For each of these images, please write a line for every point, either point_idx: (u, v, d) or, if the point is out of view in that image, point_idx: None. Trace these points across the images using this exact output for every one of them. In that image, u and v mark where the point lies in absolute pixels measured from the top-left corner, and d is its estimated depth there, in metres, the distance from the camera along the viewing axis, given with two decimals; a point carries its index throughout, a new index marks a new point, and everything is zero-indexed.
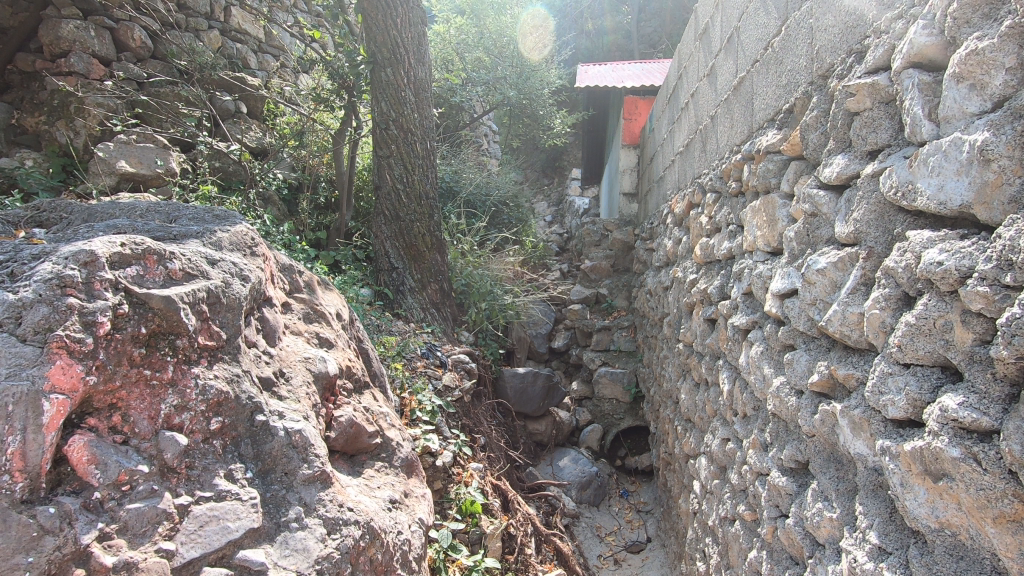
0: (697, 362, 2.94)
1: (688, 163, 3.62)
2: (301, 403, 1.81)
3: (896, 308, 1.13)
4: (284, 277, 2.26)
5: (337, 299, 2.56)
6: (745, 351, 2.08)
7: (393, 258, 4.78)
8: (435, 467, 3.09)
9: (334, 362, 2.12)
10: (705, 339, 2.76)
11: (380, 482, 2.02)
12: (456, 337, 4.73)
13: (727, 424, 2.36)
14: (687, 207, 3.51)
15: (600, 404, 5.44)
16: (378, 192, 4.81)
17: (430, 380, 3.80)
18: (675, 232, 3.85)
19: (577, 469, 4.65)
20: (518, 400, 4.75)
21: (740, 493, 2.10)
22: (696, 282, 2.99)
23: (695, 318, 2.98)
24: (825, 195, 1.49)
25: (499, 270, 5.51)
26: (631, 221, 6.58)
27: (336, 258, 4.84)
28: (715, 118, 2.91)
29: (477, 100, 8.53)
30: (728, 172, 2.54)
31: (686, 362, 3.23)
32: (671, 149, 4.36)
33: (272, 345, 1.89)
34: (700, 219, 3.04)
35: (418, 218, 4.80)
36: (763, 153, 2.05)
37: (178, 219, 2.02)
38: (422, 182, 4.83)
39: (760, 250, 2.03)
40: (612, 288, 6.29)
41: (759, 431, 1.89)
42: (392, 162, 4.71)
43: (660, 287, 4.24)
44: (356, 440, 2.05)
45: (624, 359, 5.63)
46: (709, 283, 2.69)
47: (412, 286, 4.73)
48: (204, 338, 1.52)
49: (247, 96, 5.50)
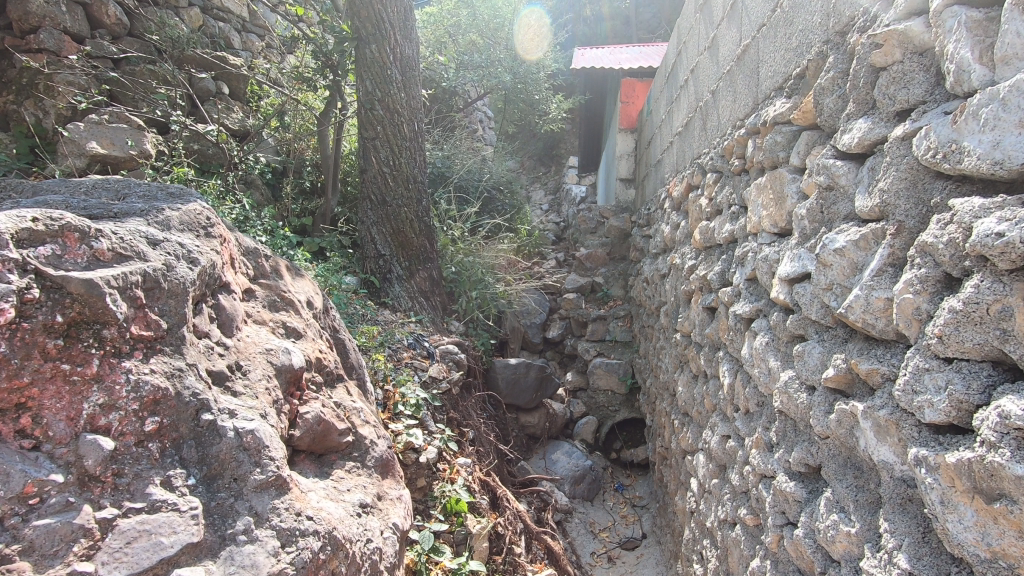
0: (695, 354, 2.77)
1: (686, 143, 3.43)
2: (258, 399, 1.65)
3: (934, 292, 0.96)
4: (248, 262, 2.08)
5: (310, 286, 2.38)
6: (748, 341, 1.91)
7: (380, 246, 4.58)
8: (419, 463, 2.93)
9: (301, 354, 1.96)
10: (705, 329, 2.59)
11: (350, 484, 1.86)
12: (445, 327, 4.58)
13: (726, 420, 2.20)
14: (685, 191, 3.33)
15: (595, 395, 5.29)
16: (363, 176, 4.60)
17: (416, 372, 3.64)
18: (672, 217, 3.67)
19: (570, 462, 4.57)
20: (510, 391, 4.59)
21: (741, 495, 1.95)
22: (694, 268, 2.82)
23: (694, 307, 2.81)
24: (844, 165, 1.31)
25: (491, 258, 5.32)
26: (628, 208, 6.37)
27: (320, 245, 4.64)
28: (716, 93, 2.72)
29: (470, 84, 8.31)
30: (731, 150, 2.36)
31: (683, 354, 3.07)
32: (669, 129, 4.16)
33: (229, 335, 1.73)
34: (699, 201, 2.86)
35: (405, 204, 4.60)
36: (770, 125, 1.86)
37: (127, 196, 1.83)
38: (409, 165, 4.63)
39: (765, 232, 1.85)
40: (608, 278, 6.10)
41: (763, 429, 1.72)
42: (377, 145, 4.49)
43: (657, 276, 4.06)
44: (325, 439, 1.90)
45: (619, 350, 5.47)
46: (709, 269, 2.51)
47: (399, 274, 4.55)
48: (139, 328, 1.34)
49: (228, 76, 5.28)
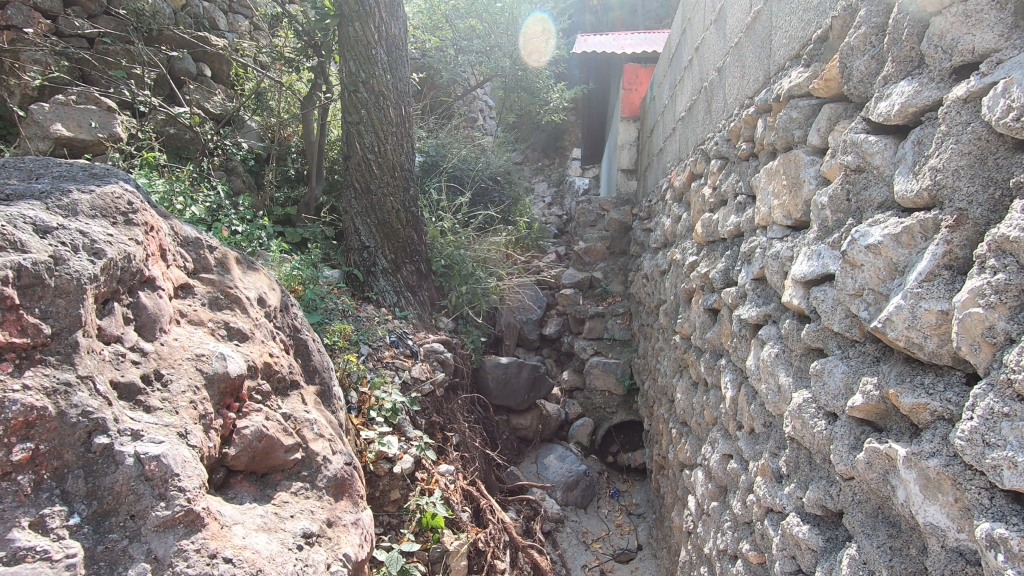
0: (695, 361, 2.52)
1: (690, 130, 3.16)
2: (179, 415, 1.41)
3: (1015, 307, 0.75)
4: (186, 253, 1.84)
5: (265, 281, 2.14)
6: (754, 351, 1.66)
7: (364, 236, 4.32)
8: (392, 474, 2.70)
9: (242, 359, 1.71)
10: (706, 333, 2.34)
11: (295, 510, 1.63)
12: (433, 324, 4.34)
13: (728, 438, 1.95)
14: (688, 181, 3.07)
15: (591, 396, 5.06)
16: (347, 163, 4.34)
17: (396, 373, 3.42)
18: (673, 210, 3.39)
19: (563, 467, 4.33)
20: (501, 392, 4.36)
21: (743, 526, 1.70)
22: (696, 265, 2.55)
23: (694, 308, 2.56)
24: (878, 140, 1.06)
25: (483, 250, 5.06)
26: (630, 200, 6.08)
27: (302, 236, 4.41)
28: (722, 70, 2.45)
29: (469, 71, 8.01)
30: (738, 133, 2.10)
31: (683, 358, 2.81)
32: (672, 115, 3.89)
33: (148, 339, 1.49)
34: (702, 191, 2.60)
35: (391, 192, 4.34)
36: (784, 100, 1.61)
37: (40, 176, 1.59)
38: (396, 152, 4.36)
39: (776, 225, 1.59)
40: (607, 273, 5.77)
41: (771, 455, 1.47)
42: (361, 129, 4.23)
43: (658, 272, 3.80)
44: (266, 458, 1.67)
45: (617, 349, 5.22)
46: (710, 266, 2.26)
47: (384, 268, 4.30)
48: (10, 334, 1.14)
49: (210, 58, 5.02)
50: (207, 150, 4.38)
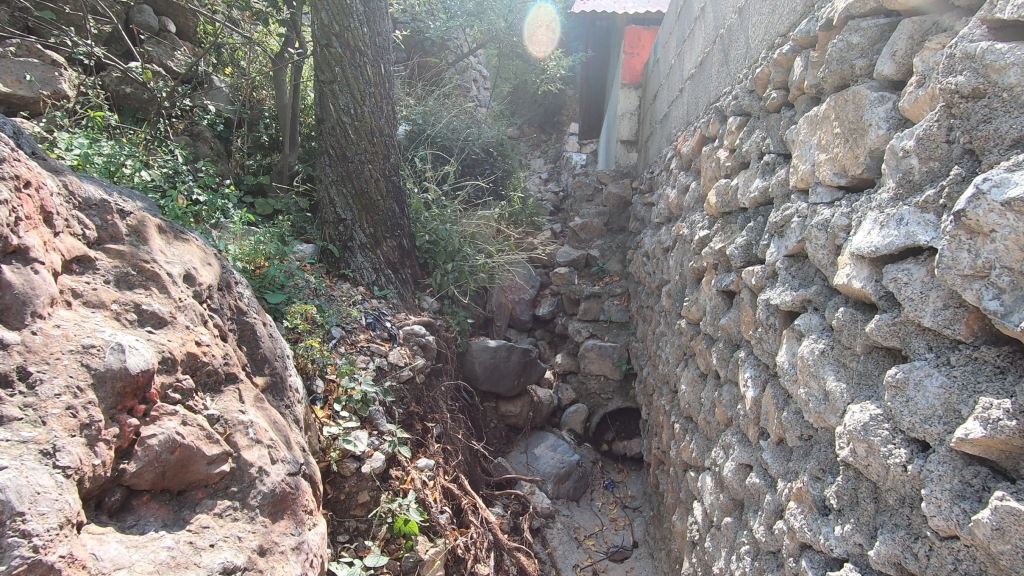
0: (705, 351, 2.20)
1: (701, 87, 2.79)
2: (43, 427, 1.09)
3: None
4: (84, 219, 1.49)
5: (197, 254, 1.79)
6: (786, 346, 1.35)
7: (339, 209, 3.94)
8: (360, 475, 2.41)
9: (151, 351, 1.38)
10: (719, 319, 2.02)
11: (216, 537, 1.31)
12: (417, 304, 4.01)
13: (747, 446, 1.65)
14: (698, 146, 2.71)
15: (585, 381, 4.76)
16: (320, 127, 3.94)
17: (372, 358, 3.13)
18: (679, 179, 3.03)
19: (555, 458, 4.08)
20: (488, 377, 4.06)
21: (766, 554, 1.41)
22: (707, 240, 2.21)
23: (705, 290, 2.24)
24: (1012, 49, 0.79)
25: (471, 225, 4.70)
26: (629, 173, 5.70)
27: (274, 208, 4.06)
28: (744, 9, 2.08)
29: (461, 35, 7.51)
30: (765, 80, 1.75)
31: (690, 347, 2.49)
32: (679, 75, 3.51)
33: (10, 326, 1.16)
34: (716, 154, 2.25)
35: (369, 160, 3.95)
36: (835, 26, 1.26)
37: None
38: (374, 115, 3.96)
39: (822, 186, 1.24)
40: (604, 250, 5.38)
41: (811, 479, 1.17)
42: (335, 89, 3.82)
43: (660, 250, 3.47)
44: (182, 472, 1.35)
45: (614, 332, 4.88)
46: (727, 242, 1.93)
47: (362, 243, 3.94)
48: None
49: (173, 11, 4.56)
50: (164, 109, 3.95)
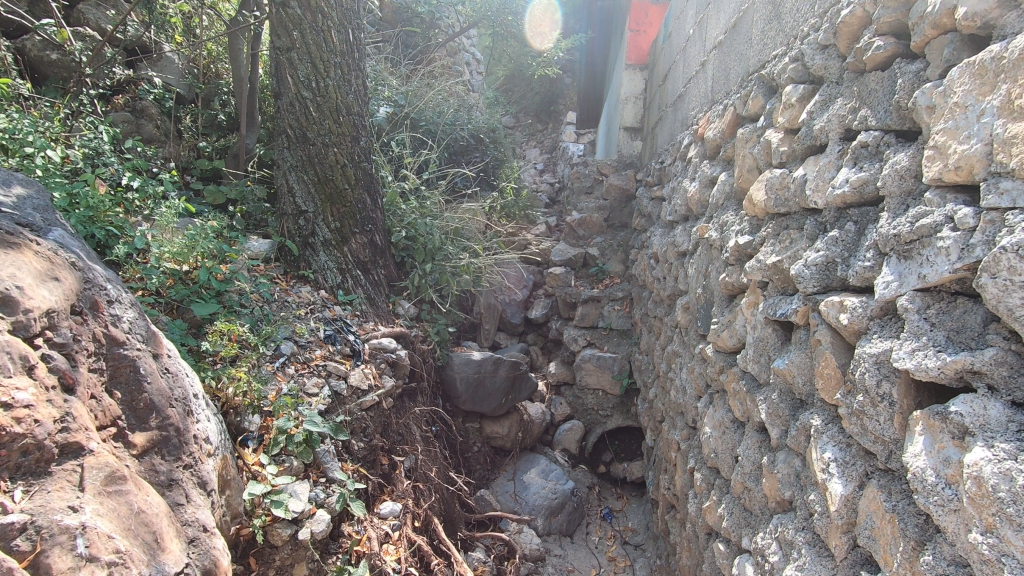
0: (743, 394, 1.69)
1: (735, 56, 2.25)
2: None
3: None
4: None
5: (34, 267, 1.27)
6: (917, 440, 0.87)
7: (300, 198, 3.37)
8: (296, 542, 1.89)
9: None
10: (770, 357, 1.51)
11: None
12: (390, 311, 3.48)
13: (823, 555, 1.14)
14: (729, 129, 2.18)
15: (582, 395, 4.23)
16: (277, 103, 3.35)
17: (328, 382, 2.59)
18: (701, 169, 2.50)
19: (547, 487, 3.58)
20: (472, 396, 3.54)
21: None
22: (750, 249, 1.69)
23: (744, 312, 1.73)
24: None
25: (455, 219, 4.14)
26: (633, 163, 5.16)
27: (227, 197, 3.51)
28: None
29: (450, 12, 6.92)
30: (850, 31, 1.27)
31: (720, 382, 1.97)
32: (700, 46, 2.95)
33: None
34: (764, 135, 1.72)
35: (335, 142, 3.38)
36: None
37: None
38: (340, 89, 3.38)
39: (1004, 177, 0.78)
40: (603, 248, 4.84)
41: None
42: (294, 58, 3.23)
43: (674, 254, 2.93)
44: None
45: (614, 341, 4.34)
46: (786, 255, 1.41)
47: (326, 239, 3.38)
48: None
49: None
50: (89, 78, 3.34)
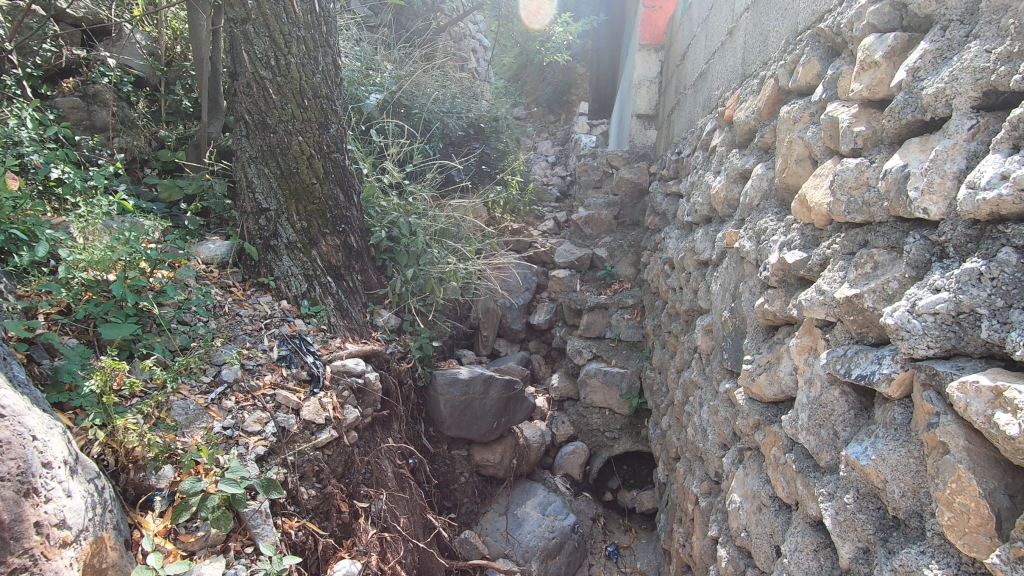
0: (791, 470, 1.21)
1: (776, 15, 1.77)
2: None
3: None
4: None
5: None
6: None
7: (260, 195, 2.93)
8: None
9: None
10: (841, 432, 1.03)
11: None
12: (365, 324, 3.05)
13: None
14: (767, 109, 1.70)
15: (585, 414, 3.75)
16: (232, 84, 2.90)
17: (274, 415, 2.16)
18: (730, 160, 2.00)
19: (543, 527, 3.09)
20: (457, 421, 3.09)
21: None
22: (807, 269, 1.21)
23: (791, 356, 1.26)
24: None
25: (445, 218, 3.68)
26: (646, 154, 4.66)
27: (184, 192, 3.09)
28: None
29: None
30: None
31: (754, 440, 1.50)
32: (726, 13, 2.46)
33: None
34: (828, 109, 1.22)
35: (299, 131, 2.92)
36: None
37: None
38: (305, 68, 2.93)
39: None
40: (612, 249, 4.34)
41: None
42: (250, 31, 2.79)
43: (693, 262, 2.45)
44: None
45: (623, 353, 3.86)
46: (879, 288, 0.93)
47: (290, 241, 2.94)
48: None
49: None
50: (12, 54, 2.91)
